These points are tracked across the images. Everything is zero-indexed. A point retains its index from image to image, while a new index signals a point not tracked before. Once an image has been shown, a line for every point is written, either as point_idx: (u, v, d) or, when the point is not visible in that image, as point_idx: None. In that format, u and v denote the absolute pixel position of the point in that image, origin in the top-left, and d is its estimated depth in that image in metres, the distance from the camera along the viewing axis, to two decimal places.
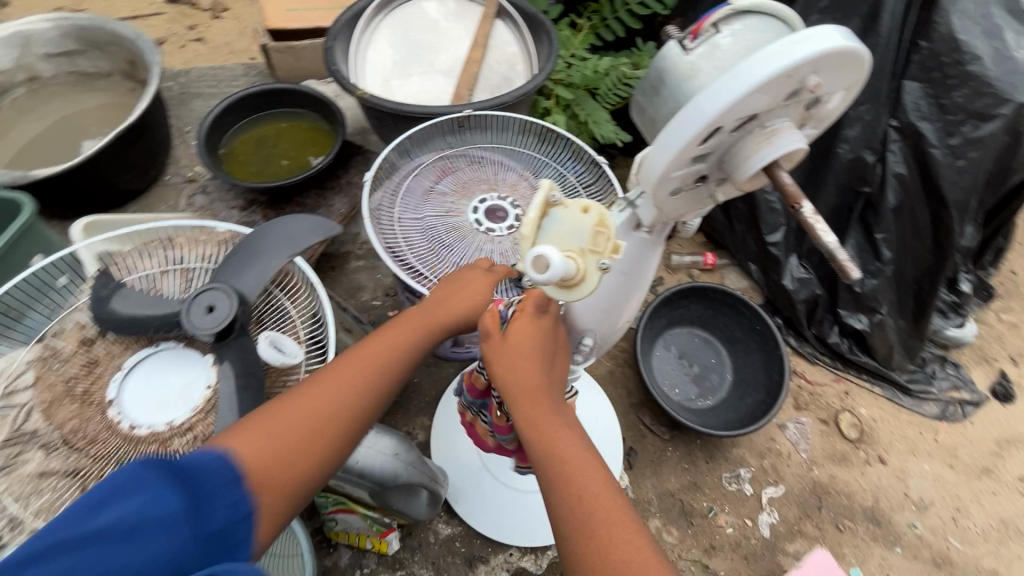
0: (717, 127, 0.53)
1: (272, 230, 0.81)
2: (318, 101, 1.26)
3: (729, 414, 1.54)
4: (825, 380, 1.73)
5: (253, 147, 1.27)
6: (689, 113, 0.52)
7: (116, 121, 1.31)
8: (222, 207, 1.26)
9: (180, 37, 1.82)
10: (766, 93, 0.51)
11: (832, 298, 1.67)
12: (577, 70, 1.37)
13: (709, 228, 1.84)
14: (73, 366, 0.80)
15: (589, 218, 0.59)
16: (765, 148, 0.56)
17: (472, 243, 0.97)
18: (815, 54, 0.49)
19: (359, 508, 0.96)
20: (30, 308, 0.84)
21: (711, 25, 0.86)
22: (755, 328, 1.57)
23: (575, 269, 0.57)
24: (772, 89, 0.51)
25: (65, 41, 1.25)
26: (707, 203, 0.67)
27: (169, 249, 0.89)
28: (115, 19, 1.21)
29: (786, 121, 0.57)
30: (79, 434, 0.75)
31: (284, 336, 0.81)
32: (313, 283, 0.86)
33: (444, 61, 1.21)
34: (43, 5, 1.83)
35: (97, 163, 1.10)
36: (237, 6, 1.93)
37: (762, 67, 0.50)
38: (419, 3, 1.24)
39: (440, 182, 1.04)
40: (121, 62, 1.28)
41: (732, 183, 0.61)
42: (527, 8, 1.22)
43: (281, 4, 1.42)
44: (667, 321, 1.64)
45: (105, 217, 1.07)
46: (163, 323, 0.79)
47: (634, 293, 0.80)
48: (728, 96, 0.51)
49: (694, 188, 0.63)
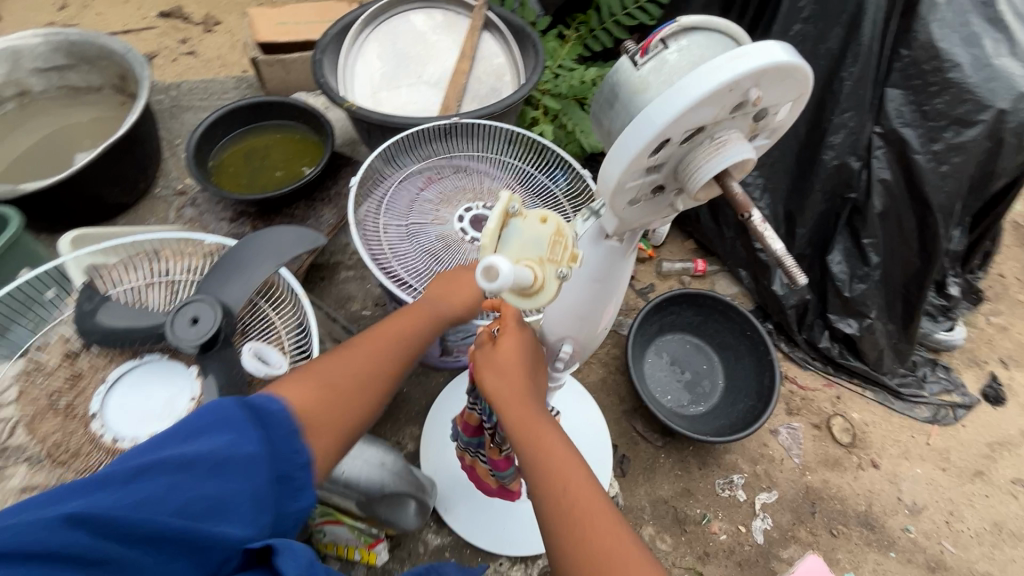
0: (665, 139, 0.51)
1: (257, 241, 0.82)
2: (307, 113, 1.27)
3: (721, 420, 1.54)
4: (817, 384, 1.73)
5: (242, 159, 1.27)
6: (638, 126, 0.50)
7: (106, 135, 1.31)
8: (211, 219, 1.26)
9: (172, 51, 1.83)
10: (710, 105, 0.50)
11: (821, 304, 1.68)
12: (565, 80, 1.38)
13: (699, 235, 1.86)
14: (57, 380, 0.80)
15: (547, 228, 0.61)
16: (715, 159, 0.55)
17: (457, 251, 0.98)
18: (757, 67, 0.48)
19: (348, 520, 0.95)
20: (13, 322, 0.83)
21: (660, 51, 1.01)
22: (745, 333, 1.58)
23: (534, 278, 0.58)
24: (715, 101, 0.49)
25: (54, 56, 1.26)
26: (668, 212, 0.65)
27: (155, 262, 0.90)
28: (105, 34, 1.22)
29: (734, 132, 0.55)
30: (62, 448, 0.76)
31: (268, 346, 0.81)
32: (298, 295, 0.87)
33: (431, 74, 1.22)
34: (36, 20, 1.84)
35: (86, 177, 1.10)
36: (229, 19, 1.95)
37: (705, 80, 0.48)
38: (407, 16, 1.26)
39: (426, 191, 1.05)
40: (112, 76, 1.29)
41: (687, 194, 0.59)
42: (513, 20, 1.23)
43: (270, 18, 1.43)
44: (658, 328, 1.65)
45: (93, 230, 1.06)
46: (147, 336, 0.79)
47: (608, 300, 0.80)
48: (671, 109, 0.49)
49: (651, 198, 0.61)
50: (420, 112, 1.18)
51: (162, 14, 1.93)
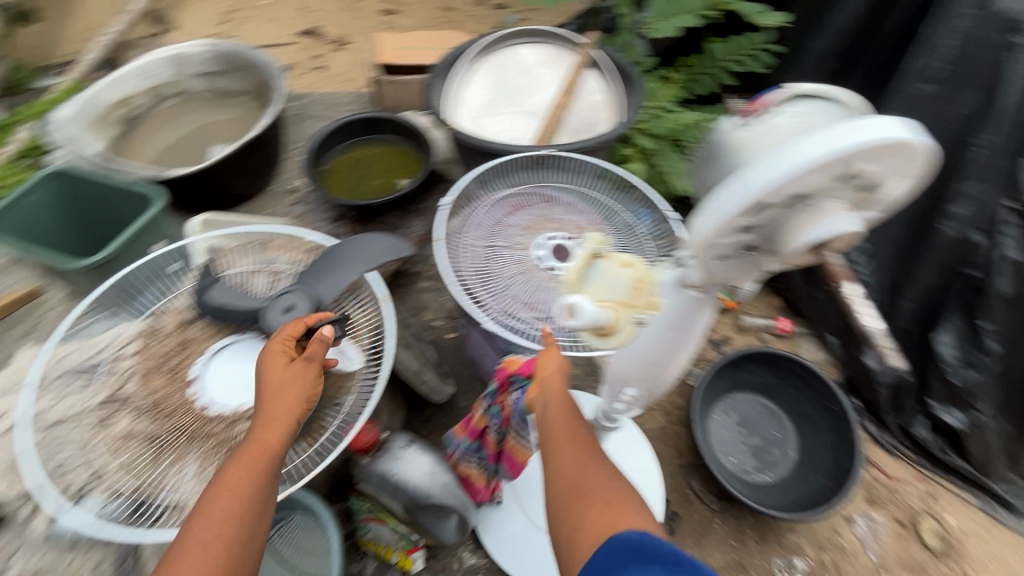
0: (764, 204, 0.50)
1: (352, 246, 0.89)
2: (414, 131, 1.36)
3: (789, 496, 1.42)
4: (908, 476, 1.54)
5: (350, 167, 1.38)
6: (737, 189, 0.50)
7: (241, 134, 1.48)
8: (316, 218, 1.39)
9: (304, 65, 2.05)
10: (816, 176, 0.48)
11: (921, 387, 1.53)
12: (663, 122, 1.38)
13: (788, 293, 1.75)
14: (171, 342, 0.90)
15: (628, 273, 0.67)
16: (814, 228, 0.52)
17: (534, 278, 0.99)
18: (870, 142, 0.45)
19: (391, 520, 1.00)
20: (146, 288, 0.96)
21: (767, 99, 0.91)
22: (827, 406, 1.46)
23: (610, 320, 0.66)
24: (821, 172, 0.47)
25: (212, 63, 1.44)
26: (759, 272, 0.63)
27: (264, 252, 1.00)
28: (255, 48, 1.39)
29: (842, 201, 0.52)
30: (165, 403, 0.85)
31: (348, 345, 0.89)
32: (382, 298, 0.93)
33: (532, 105, 1.27)
34: (201, 31, 2.12)
35: (220, 169, 1.25)
36: (357, 41, 2.15)
37: (812, 150, 0.47)
38: (517, 50, 1.32)
39: (511, 216, 1.08)
40: (254, 84, 1.46)
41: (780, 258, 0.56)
42: (619, 60, 1.26)
43: (394, 43, 1.57)
44: (730, 385, 1.56)
45: (217, 216, 1.19)
46: (246, 316, 0.88)
47: (681, 351, 0.77)
48: (774, 175, 0.48)
49: (742, 257, 0.60)
50: (516, 139, 1.23)
51: (302, 32, 2.17)
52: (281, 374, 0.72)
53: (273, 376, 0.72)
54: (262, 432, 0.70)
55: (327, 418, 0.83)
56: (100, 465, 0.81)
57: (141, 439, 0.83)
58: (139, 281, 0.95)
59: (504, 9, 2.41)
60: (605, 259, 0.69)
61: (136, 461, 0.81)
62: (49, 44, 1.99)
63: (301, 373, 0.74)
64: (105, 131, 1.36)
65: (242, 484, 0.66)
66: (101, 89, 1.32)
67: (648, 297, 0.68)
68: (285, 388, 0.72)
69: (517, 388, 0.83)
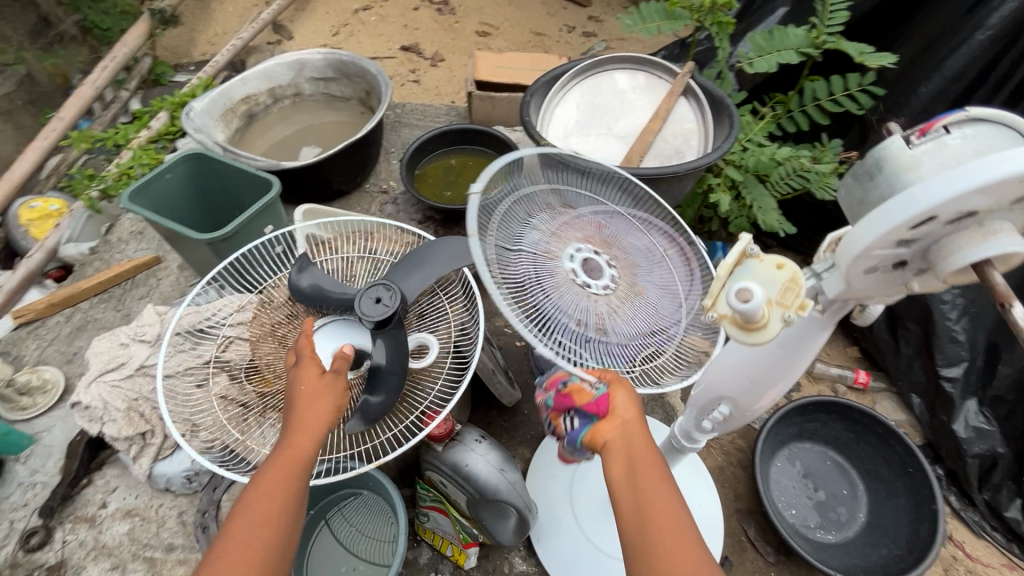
0: (933, 217, 0.49)
1: (439, 244, 0.87)
2: (503, 144, 1.41)
3: (854, 559, 1.33)
4: (993, 561, 1.40)
5: (441, 173, 1.46)
6: (903, 201, 0.49)
7: (344, 136, 1.59)
8: (404, 218, 1.47)
9: (402, 78, 2.20)
10: (992, 194, 0.46)
11: (1018, 463, 1.39)
12: (753, 154, 1.34)
13: (869, 345, 1.65)
14: (280, 313, 0.96)
15: (782, 274, 0.58)
16: (979, 246, 0.51)
17: (575, 302, 0.67)
18: None
19: (452, 512, 1.02)
20: (261, 265, 1.05)
21: (938, 126, 0.57)
22: (906, 469, 1.36)
23: (761, 316, 0.56)
24: (999, 190, 0.46)
25: (327, 69, 1.57)
26: (898, 290, 0.61)
27: (365, 241, 1.07)
28: (368, 58, 1.50)
29: (1005, 225, 0.51)
30: (274, 367, 0.91)
31: (429, 338, 0.92)
32: (474, 295, 0.98)
33: (622, 128, 1.30)
34: (314, 41, 2.32)
35: (326, 164, 1.35)
36: (452, 59, 2.28)
37: (995, 166, 0.45)
38: (612, 74, 1.36)
39: (536, 215, 0.75)
40: (361, 91, 1.57)
41: (935, 275, 0.55)
42: (715, 90, 1.27)
43: (491, 62, 1.65)
44: (797, 432, 1.48)
45: (320, 208, 1.29)
46: (338, 303, 0.90)
47: (785, 376, 0.78)
48: (952, 188, 0.47)
49: (888, 271, 0.58)
50: (604, 159, 1.25)
51: (402, 48, 2.32)
52: (310, 390, 0.74)
53: (307, 386, 0.75)
54: (291, 447, 0.71)
55: (413, 400, 0.89)
56: (217, 417, 0.90)
57: (235, 405, 0.91)
58: (253, 260, 1.04)
59: (593, 37, 2.47)
60: (757, 258, 0.59)
61: (242, 416, 0.90)
62: (186, 44, 2.24)
63: (322, 384, 0.75)
64: (228, 123, 1.50)
65: (275, 488, 0.68)
66: (230, 87, 1.46)
67: (802, 299, 0.58)
68: (313, 401, 0.73)
69: (571, 417, 0.70)
